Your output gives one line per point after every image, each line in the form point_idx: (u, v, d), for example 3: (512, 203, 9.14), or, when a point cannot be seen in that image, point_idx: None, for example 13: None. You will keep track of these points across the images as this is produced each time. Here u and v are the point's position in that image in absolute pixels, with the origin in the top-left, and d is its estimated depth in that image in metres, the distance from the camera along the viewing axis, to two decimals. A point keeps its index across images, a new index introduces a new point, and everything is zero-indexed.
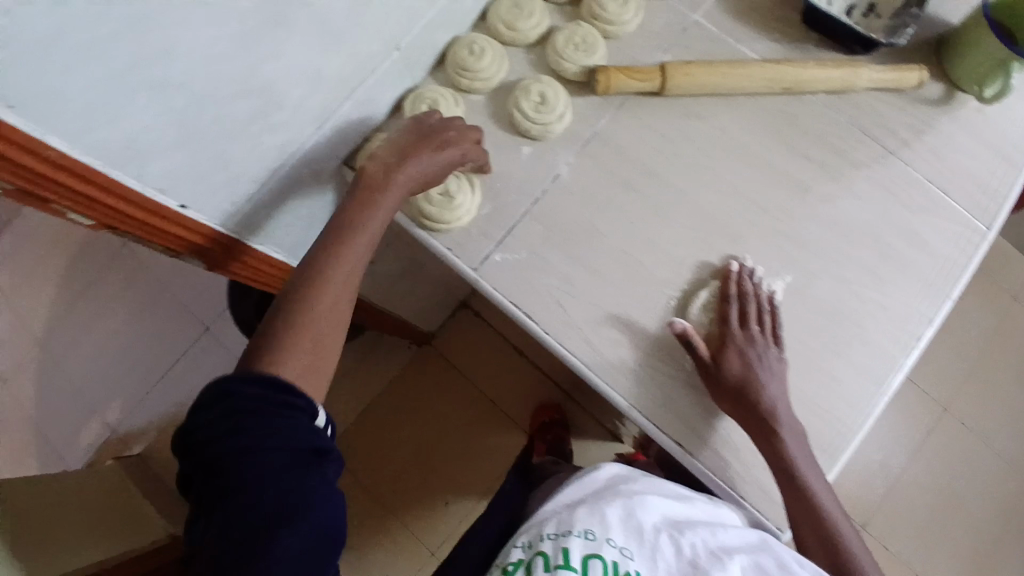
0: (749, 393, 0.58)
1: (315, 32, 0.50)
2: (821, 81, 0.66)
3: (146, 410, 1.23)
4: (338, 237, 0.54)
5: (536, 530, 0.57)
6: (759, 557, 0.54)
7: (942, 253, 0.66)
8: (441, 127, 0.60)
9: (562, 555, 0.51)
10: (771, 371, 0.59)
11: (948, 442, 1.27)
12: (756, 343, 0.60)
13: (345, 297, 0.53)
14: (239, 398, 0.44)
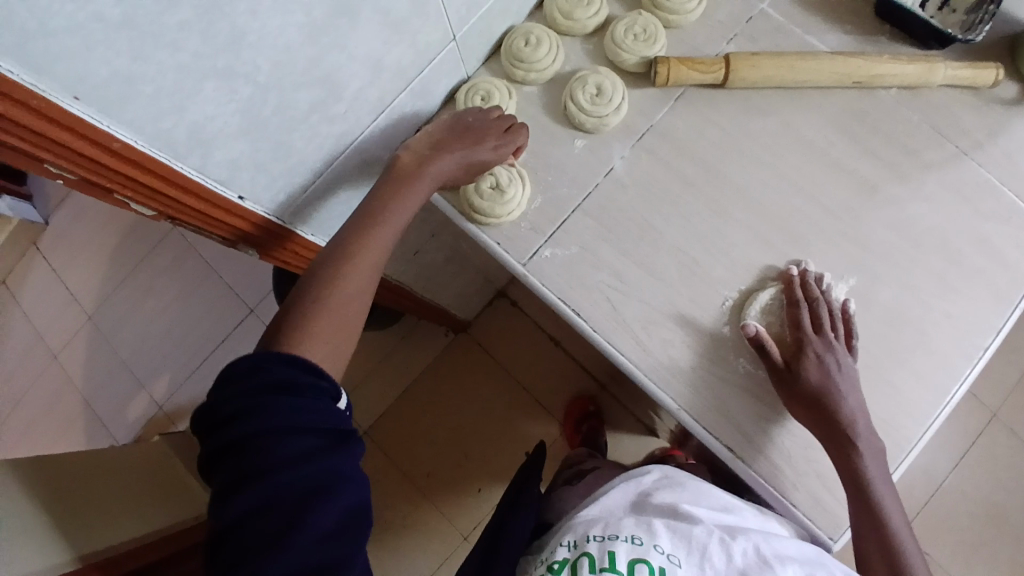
0: (823, 402, 0.56)
1: (377, 21, 0.50)
2: (895, 76, 0.63)
3: (188, 387, 1.26)
4: (362, 228, 0.54)
5: (582, 531, 0.58)
6: (814, 571, 0.53)
7: (1017, 260, 0.62)
8: (479, 123, 0.60)
9: (607, 558, 0.53)
10: (847, 379, 0.57)
11: (999, 452, 1.22)
12: (834, 350, 0.58)
13: (368, 285, 0.54)
14: (267, 376, 0.45)
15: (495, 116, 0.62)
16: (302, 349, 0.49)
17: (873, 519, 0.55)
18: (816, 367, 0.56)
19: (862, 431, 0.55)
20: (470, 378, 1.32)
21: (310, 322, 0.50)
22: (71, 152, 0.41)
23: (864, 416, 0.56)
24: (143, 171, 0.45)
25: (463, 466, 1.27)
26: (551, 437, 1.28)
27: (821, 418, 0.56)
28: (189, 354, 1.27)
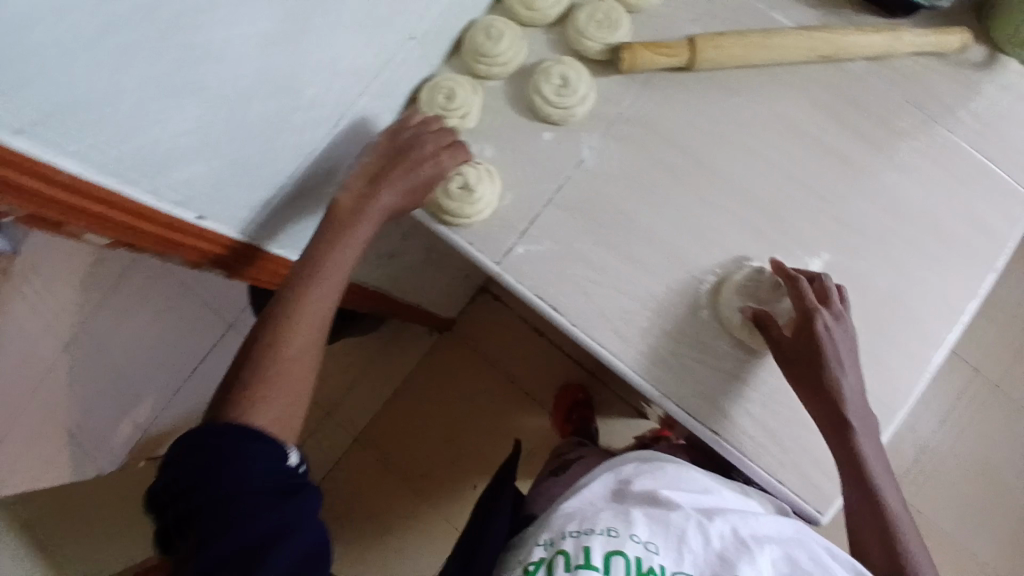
0: (823, 375, 0.55)
1: (331, 24, 0.48)
2: (861, 47, 0.63)
3: (173, 409, 1.24)
4: (304, 277, 0.53)
5: (556, 528, 0.54)
6: (791, 550, 0.52)
7: (990, 223, 0.63)
8: (413, 142, 0.59)
9: (583, 554, 0.49)
10: (848, 349, 0.56)
11: (981, 406, 1.24)
12: (841, 321, 0.56)
13: (317, 336, 0.52)
14: (207, 446, 0.44)
15: (432, 134, 0.60)
16: (252, 415, 0.47)
17: (863, 492, 0.55)
18: (829, 337, 0.55)
19: (854, 407, 0.55)
20: (456, 379, 1.31)
21: (259, 386, 0.48)
22: (28, 198, 0.39)
23: (859, 390, 0.56)
24: (97, 203, 0.43)
25: (453, 467, 1.26)
26: (541, 429, 1.28)
27: (819, 394, 0.55)
28: (172, 373, 1.26)
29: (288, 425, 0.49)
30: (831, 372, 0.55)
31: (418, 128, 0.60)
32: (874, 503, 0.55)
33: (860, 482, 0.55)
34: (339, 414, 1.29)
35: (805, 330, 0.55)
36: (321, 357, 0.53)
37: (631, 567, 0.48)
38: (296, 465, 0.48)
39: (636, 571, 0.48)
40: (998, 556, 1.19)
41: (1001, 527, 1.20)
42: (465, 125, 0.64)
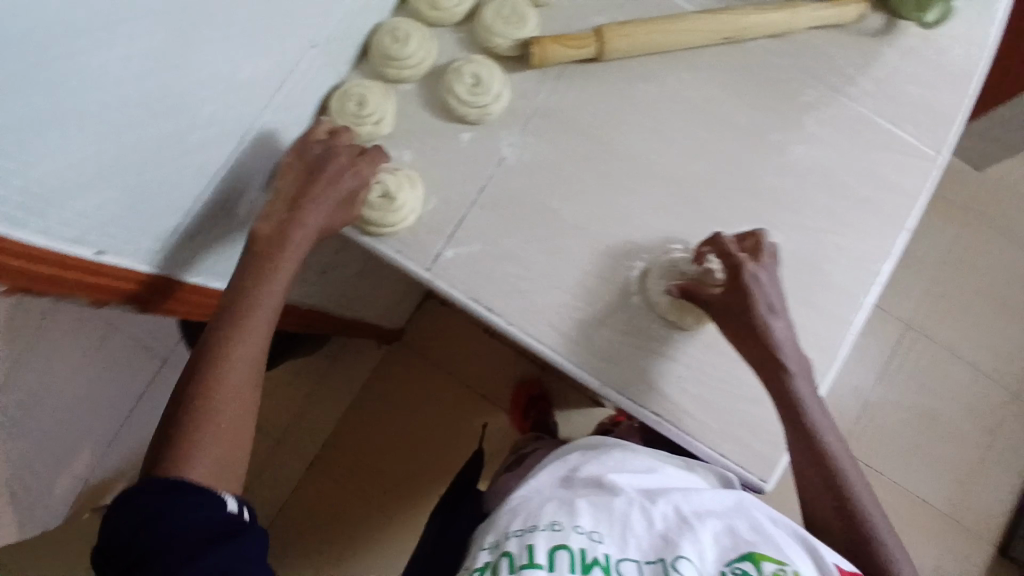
0: (754, 321, 0.56)
1: (222, 40, 0.46)
2: (761, 26, 0.64)
3: (112, 454, 1.17)
4: (234, 313, 0.50)
5: (501, 529, 0.54)
6: (732, 520, 0.53)
7: (899, 186, 0.65)
8: (326, 155, 0.57)
9: (526, 553, 0.49)
10: (776, 293, 0.57)
11: (915, 357, 1.30)
12: (769, 268, 0.57)
13: (253, 374, 0.50)
14: (138, 511, 0.42)
15: (342, 141, 0.58)
16: (189, 467, 0.45)
17: (804, 444, 0.57)
18: (756, 284, 0.56)
19: (788, 355, 0.56)
20: (411, 388, 1.29)
21: (193, 434, 0.46)
22: None
23: (790, 336, 0.57)
24: None
25: (414, 480, 1.24)
26: (499, 429, 1.27)
27: (752, 339, 0.56)
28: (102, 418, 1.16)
29: (229, 471, 0.47)
30: (761, 316, 0.56)
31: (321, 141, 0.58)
32: (816, 455, 0.57)
33: (803, 436, 0.57)
34: (292, 438, 1.25)
35: (733, 280, 0.57)
36: (259, 394, 0.51)
37: (574, 559, 0.48)
38: (237, 510, 0.45)
39: (580, 563, 0.47)
40: (942, 498, 1.26)
41: (942, 469, 1.27)
42: (380, 131, 0.62)
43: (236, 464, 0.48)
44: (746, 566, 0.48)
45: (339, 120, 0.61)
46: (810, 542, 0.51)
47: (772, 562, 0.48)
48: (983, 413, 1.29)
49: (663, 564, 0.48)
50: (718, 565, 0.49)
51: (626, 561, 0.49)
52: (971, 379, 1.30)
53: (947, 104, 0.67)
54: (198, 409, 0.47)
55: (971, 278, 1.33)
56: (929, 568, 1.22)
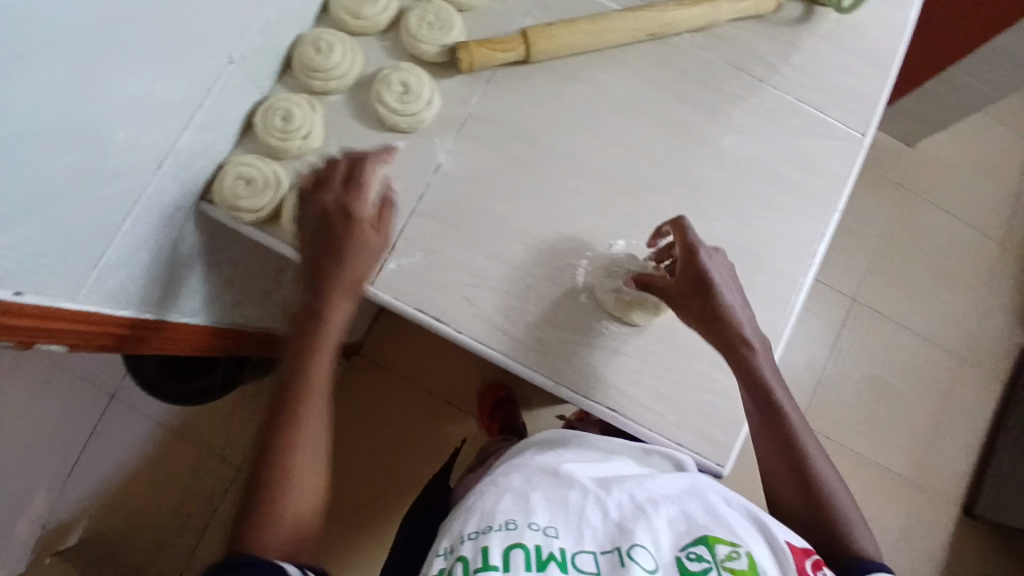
0: (713, 301, 0.57)
1: (132, 63, 0.45)
2: (684, 21, 0.66)
3: (69, 496, 1.15)
4: (291, 394, 0.53)
5: (456, 533, 0.53)
6: (685, 504, 0.54)
7: (828, 170, 0.67)
8: (326, 204, 0.56)
9: (481, 556, 0.48)
10: (726, 273, 0.59)
11: (862, 329, 1.35)
12: (715, 253, 0.59)
13: (317, 449, 0.53)
14: None
15: (337, 181, 0.57)
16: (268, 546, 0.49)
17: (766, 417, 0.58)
18: (710, 262, 0.58)
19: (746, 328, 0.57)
20: (373, 402, 1.27)
21: (268, 515, 0.50)
22: None
23: (745, 311, 0.59)
24: None
25: (384, 496, 1.22)
26: (465, 435, 1.26)
27: (715, 316, 0.57)
28: (58, 458, 1.16)
29: (305, 541, 0.51)
30: (720, 292, 0.57)
31: (347, 179, 0.57)
32: (778, 428, 0.58)
33: (765, 409, 0.58)
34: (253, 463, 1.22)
35: (690, 261, 0.58)
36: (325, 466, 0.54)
37: (530, 557, 0.48)
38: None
39: (535, 560, 0.48)
40: (899, 463, 1.30)
41: (897, 436, 1.32)
42: (310, 145, 0.61)
43: (310, 535, 0.52)
44: (701, 550, 0.49)
45: (265, 136, 0.60)
46: (762, 520, 0.52)
47: (725, 544, 0.49)
48: (930, 378, 1.34)
49: (619, 553, 0.49)
50: (673, 550, 0.50)
51: (583, 553, 0.49)
52: (917, 347, 1.35)
53: (868, 86, 0.69)
54: (281, 480, 0.51)
55: (909, 250, 1.39)
56: (891, 532, 1.27)
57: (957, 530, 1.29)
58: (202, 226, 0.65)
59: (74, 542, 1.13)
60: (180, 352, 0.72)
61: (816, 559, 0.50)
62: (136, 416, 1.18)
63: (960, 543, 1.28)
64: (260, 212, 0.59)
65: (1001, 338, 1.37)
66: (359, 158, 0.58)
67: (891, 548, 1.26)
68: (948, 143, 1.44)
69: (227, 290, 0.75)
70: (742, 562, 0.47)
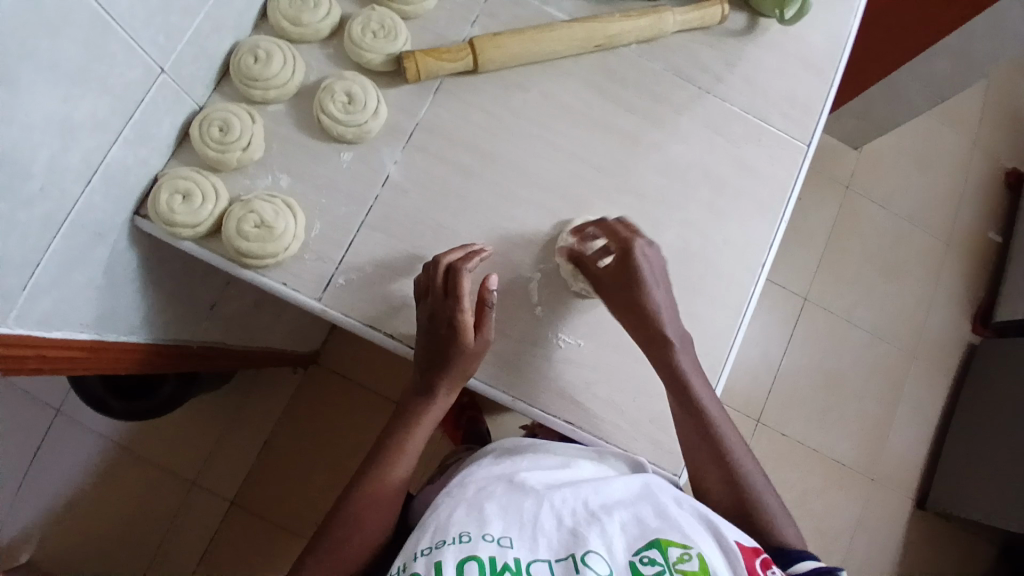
0: (639, 294, 0.57)
1: (44, 78, 0.43)
2: (630, 32, 0.66)
3: (18, 515, 1.13)
4: (395, 436, 0.59)
5: (408, 551, 0.51)
6: (638, 508, 0.54)
7: (773, 178, 0.68)
8: (431, 289, 0.57)
9: (434, 570, 0.46)
10: (660, 272, 0.59)
11: (815, 327, 1.38)
12: (653, 248, 0.60)
13: (400, 487, 0.59)
14: None
15: (441, 271, 0.57)
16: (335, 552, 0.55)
17: (689, 415, 0.58)
18: (646, 257, 0.58)
19: (671, 326, 0.58)
20: (330, 411, 1.23)
21: (342, 531, 0.55)
22: None
23: (671, 307, 0.59)
24: None
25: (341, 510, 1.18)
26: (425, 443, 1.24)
27: (641, 307, 0.58)
28: (4, 477, 1.14)
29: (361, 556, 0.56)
30: (646, 284, 0.58)
31: (446, 288, 0.57)
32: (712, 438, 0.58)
33: (687, 405, 0.58)
34: (207, 481, 1.17)
35: (624, 252, 0.58)
36: (400, 503, 0.59)
37: (484, 567, 0.46)
38: None
39: (489, 570, 0.46)
40: (854, 456, 1.34)
41: (851, 429, 1.35)
42: (250, 155, 0.59)
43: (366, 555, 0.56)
44: (653, 553, 0.48)
45: (202, 148, 0.58)
46: (712, 521, 0.52)
47: (677, 547, 0.49)
48: (880, 374, 1.38)
49: (573, 560, 0.48)
50: (627, 554, 0.49)
51: (537, 562, 0.48)
52: (867, 343, 1.39)
53: (810, 94, 0.71)
54: (362, 504, 0.56)
55: (858, 250, 1.43)
56: (847, 523, 1.31)
57: (910, 519, 1.33)
58: (140, 242, 0.62)
59: (24, 561, 1.11)
60: (120, 369, 0.69)
61: (764, 557, 0.51)
62: (84, 431, 1.16)
63: (912, 532, 1.33)
64: (199, 226, 0.57)
65: (946, 333, 1.42)
66: (458, 263, 0.57)
67: (849, 540, 1.30)
68: (891, 146, 1.49)
69: (173, 305, 0.73)
70: (694, 563, 0.47)
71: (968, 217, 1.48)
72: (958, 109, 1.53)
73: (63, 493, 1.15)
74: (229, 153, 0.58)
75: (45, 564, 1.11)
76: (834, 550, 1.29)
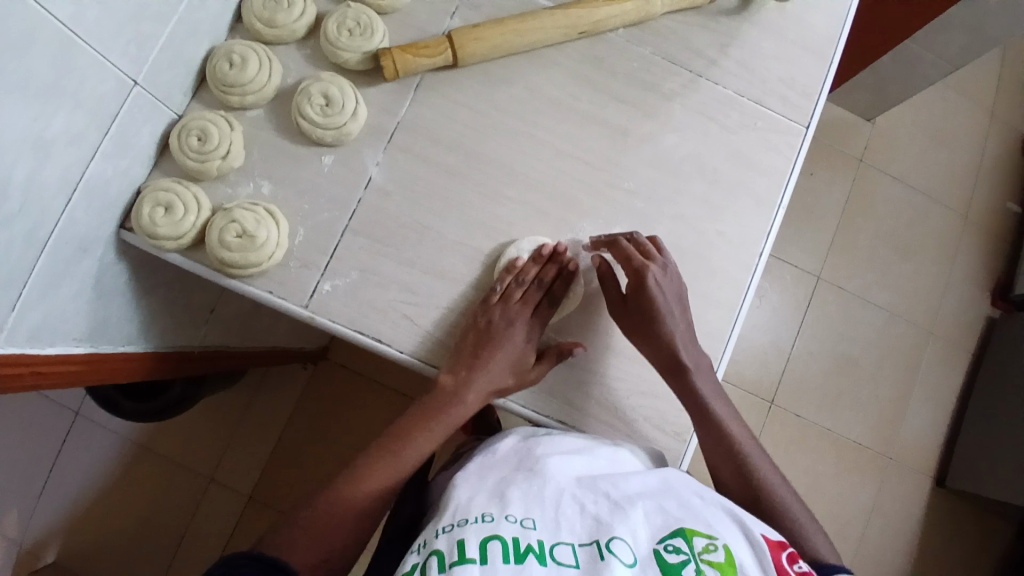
0: (654, 316, 0.57)
1: (15, 98, 0.43)
2: (616, 17, 0.64)
3: (40, 517, 1.16)
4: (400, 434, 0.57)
5: (429, 530, 0.50)
6: (661, 499, 0.52)
7: (772, 165, 0.66)
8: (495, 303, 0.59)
9: (456, 549, 0.45)
10: (675, 295, 0.58)
11: (828, 307, 1.35)
12: (668, 272, 0.59)
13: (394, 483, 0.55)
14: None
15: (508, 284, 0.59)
16: (311, 537, 0.51)
17: (697, 415, 0.58)
18: (659, 286, 0.57)
19: (686, 349, 0.58)
20: (340, 406, 1.23)
21: (324, 522, 0.52)
22: None
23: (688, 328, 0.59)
24: None
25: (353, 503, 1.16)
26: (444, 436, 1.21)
27: (654, 335, 0.57)
28: (25, 479, 1.16)
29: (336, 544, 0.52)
30: (660, 313, 0.57)
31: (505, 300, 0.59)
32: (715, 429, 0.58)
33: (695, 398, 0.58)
34: (225, 477, 1.19)
35: (638, 276, 0.57)
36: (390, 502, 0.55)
37: (507, 549, 0.44)
38: None
39: (513, 552, 0.44)
40: (871, 438, 1.32)
41: (866, 410, 1.33)
42: (230, 163, 0.58)
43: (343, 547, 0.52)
44: (678, 542, 0.47)
45: (182, 158, 0.57)
46: (738, 514, 0.51)
47: (702, 536, 0.48)
48: (897, 353, 1.35)
49: (598, 546, 0.46)
50: (650, 543, 0.47)
51: (560, 545, 0.46)
52: (883, 322, 1.36)
53: (810, 74, 0.68)
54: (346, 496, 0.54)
55: (872, 225, 1.39)
56: (863, 506, 1.29)
57: (927, 500, 1.31)
58: (128, 255, 0.62)
59: (49, 561, 1.14)
60: (122, 378, 0.69)
61: (790, 553, 0.49)
62: (102, 433, 1.18)
63: (932, 513, 1.31)
64: (182, 238, 0.56)
65: (964, 311, 1.38)
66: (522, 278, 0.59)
67: (865, 522, 1.28)
68: (904, 119, 1.44)
69: (167, 314, 0.72)
70: (719, 554, 0.46)
71: (986, 188, 1.43)
72: (974, 78, 1.47)
73: (82, 495, 1.17)
74: (205, 163, 0.57)
75: (70, 565, 1.14)
76: (850, 532, 1.27)
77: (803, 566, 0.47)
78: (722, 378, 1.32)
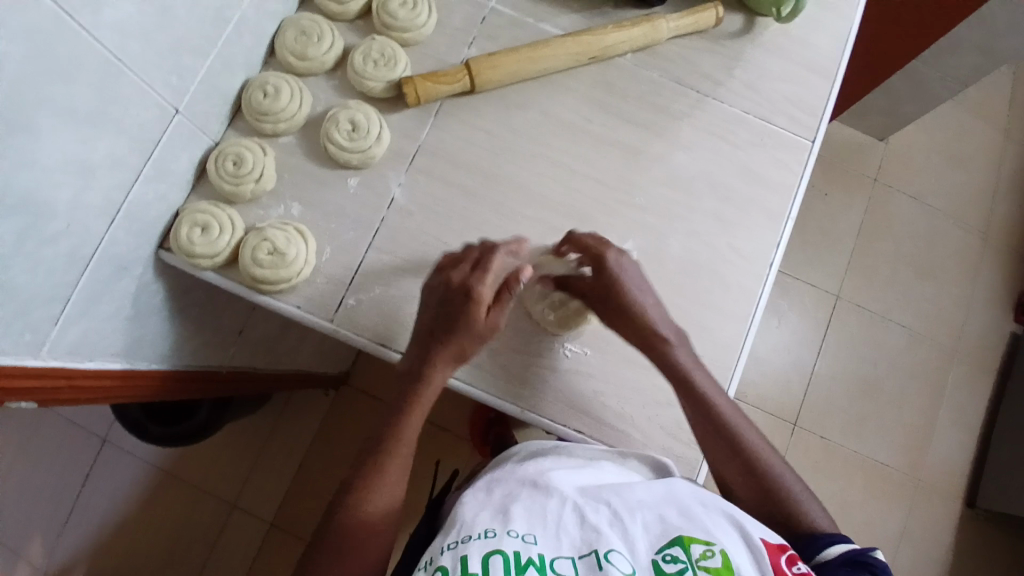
0: (626, 305, 0.59)
1: (63, 121, 0.47)
2: (624, 43, 0.67)
3: (67, 541, 1.18)
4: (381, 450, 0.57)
5: (435, 547, 0.50)
6: (663, 508, 0.53)
7: (781, 181, 0.68)
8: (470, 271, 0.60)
9: (459, 565, 0.46)
10: (641, 281, 0.60)
11: (848, 328, 1.35)
12: (627, 255, 0.61)
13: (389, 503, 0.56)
14: None
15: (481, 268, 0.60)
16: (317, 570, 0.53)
17: (702, 417, 0.59)
18: (619, 267, 0.60)
19: (683, 351, 0.59)
20: (359, 430, 1.25)
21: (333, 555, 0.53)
22: None
23: (662, 313, 0.60)
24: None
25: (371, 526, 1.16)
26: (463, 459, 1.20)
27: (632, 325, 0.59)
28: (54, 503, 1.19)
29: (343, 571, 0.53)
30: (631, 300, 0.59)
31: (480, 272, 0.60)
32: (722, 433, 0.58)
33: (699, 404, 0.58)
34: (247, 501, 1.21)
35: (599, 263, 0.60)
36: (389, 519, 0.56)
37: (508, 563, 0.46)
38: None
39: (514, 565, 0.46)
40: (897, 461, 1.30)
41: (891, 432, 1.31)
42: (263, 186, 0.62)
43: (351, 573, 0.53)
44: (676, 551, 0.48)
45: (218, 181, 0.61)
46: (739, 518, 0.51)
47: (699, 543, 0.48)
48: (919, 373, 1.34)
49: (596, 556, 0.47)
50: (649, 553, 0.49)
51: (561, 559, 0.47)
52: (904, 342, 1.35)
53: (814, 92, 0.70)
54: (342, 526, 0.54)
55: (890, 245, 1.40)
56: (892, 532, 1.26)
57: (958, 525, 1.28)
58: (164, 276, 0.66)
59: None
60: (149, 396, 0.72)
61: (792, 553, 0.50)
62: (129, 458, 1.21)
63: (963, 539, 1.27)
64: (216, 257, 0.59)
65: (987, 329, 1.37)
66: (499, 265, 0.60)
67: (894, 548, 1.26)
68: (916, 141, 1.45)
69: (198, 336, 0.75)
70: (716, 559, 0.47)
71: (1005, 207, 1.43)
72: (985, 100, 1.48)
73: (107, 519, 1.19)
74: (235, 184, 0.61)
75: None
76: None
77: (804, 568, 0.48)
78: (744, 400, 1.31)
